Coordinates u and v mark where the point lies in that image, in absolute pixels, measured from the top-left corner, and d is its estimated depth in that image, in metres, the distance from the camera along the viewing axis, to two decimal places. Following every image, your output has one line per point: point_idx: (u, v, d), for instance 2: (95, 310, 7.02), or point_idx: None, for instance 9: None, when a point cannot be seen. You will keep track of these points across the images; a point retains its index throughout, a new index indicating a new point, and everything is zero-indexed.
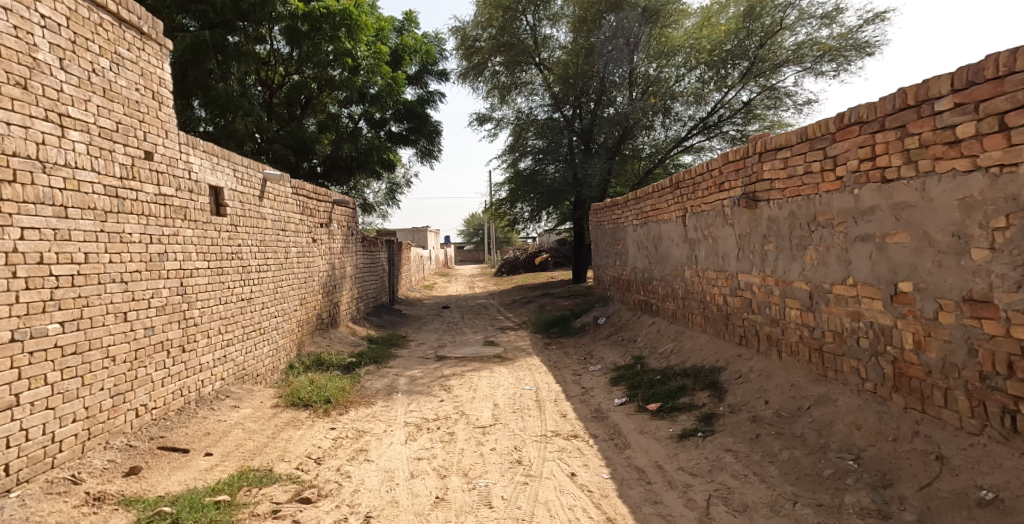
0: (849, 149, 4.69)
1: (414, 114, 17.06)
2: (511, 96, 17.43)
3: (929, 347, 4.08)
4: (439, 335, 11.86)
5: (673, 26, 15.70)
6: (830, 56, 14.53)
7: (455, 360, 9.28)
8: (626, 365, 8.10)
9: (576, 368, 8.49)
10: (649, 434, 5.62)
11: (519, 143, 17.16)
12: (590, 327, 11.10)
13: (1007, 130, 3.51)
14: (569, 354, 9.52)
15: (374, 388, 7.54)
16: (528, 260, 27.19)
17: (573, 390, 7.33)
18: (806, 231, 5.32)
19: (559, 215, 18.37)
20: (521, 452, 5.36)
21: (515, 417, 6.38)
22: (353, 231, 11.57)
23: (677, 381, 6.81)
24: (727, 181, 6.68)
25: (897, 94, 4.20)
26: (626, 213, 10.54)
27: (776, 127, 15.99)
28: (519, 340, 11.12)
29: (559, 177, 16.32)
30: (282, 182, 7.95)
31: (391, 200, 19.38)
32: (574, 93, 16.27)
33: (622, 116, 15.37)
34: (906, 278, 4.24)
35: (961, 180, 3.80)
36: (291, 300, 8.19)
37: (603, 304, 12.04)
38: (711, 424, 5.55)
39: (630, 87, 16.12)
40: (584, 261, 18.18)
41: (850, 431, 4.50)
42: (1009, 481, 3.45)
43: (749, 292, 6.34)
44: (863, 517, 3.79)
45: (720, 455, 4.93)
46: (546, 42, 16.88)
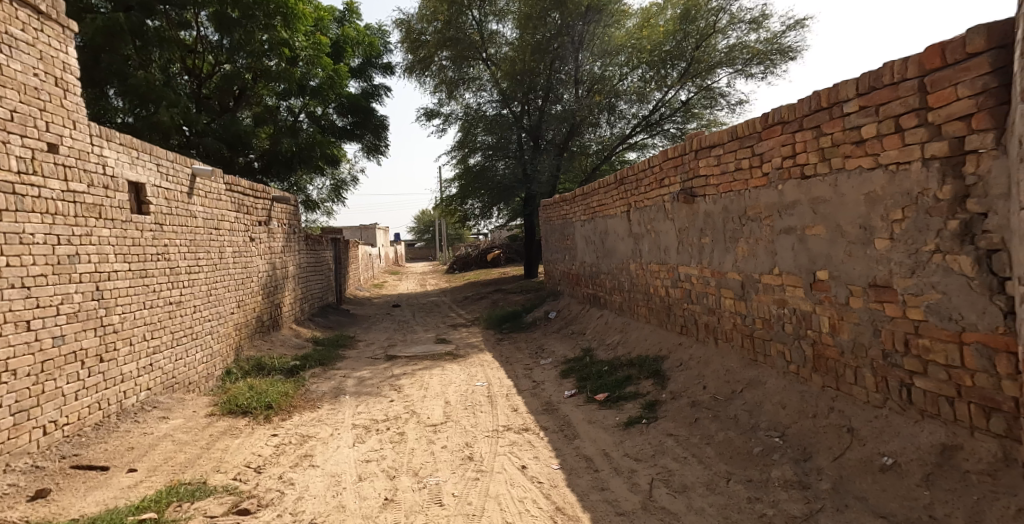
0: (773, 146, 5.06)
1: (358, 108, 17.33)
2: (458, 92, 17.51)
3: (842, 330, 4.45)
4: (389, 334, 11.92)
5: (615, 26, 15.92)
6: (759, 59, 15.33)
7: (406, 359, 9.37)
8: (576, 357, 8.40)
9: (527, 363, 8.73)
10: (597, 423, 5.90)
11: (469, 140, 17.21)
12: (541, 321, 11.37)
13: (901, 131, 3.80)
14: (521, 349, 9.76)
15: (320, 391, 7.58)
16: (480, 257, 27.40)
17: (524, 385, 7.56)
18: (737, 224, 5.70)
19: (510, 211, 18.70)
20: (473, 449, 5.53)
21: (467, 414, 6.55)
22: (296, 229, 11.52)
23: (623, 371, 7.12)
24: (667, 177, 7.03)
25: (812, 96, 4.57)
26: (575, 210, 10.81)
27: (711, 126, 16.75)
28: (471, 336, 11.31)
29: (509, 173, 16.56)
30: (213, 179, 7.88)
31: (337, 197, 19.20)
32: (522, 90, 16.52)
33: (569, 113, 15.73)
34: (823, 267, 4.62)
35: (865, 176, 4.14)
36: (227, 303, 8.13)
37: (554, 298, 12.33)
38: (654, 411, 5.87)
39: (576, 84, 16.26)
40: (535, 257, 18.46)
41: (777, 411, 4.88)
42: (905, 448, 3.80)
43: (688, 283, 6.69)
44: (786, 488, 4.12)
45: (662, 440, 5.24)
46: (493, 38, 17.01)
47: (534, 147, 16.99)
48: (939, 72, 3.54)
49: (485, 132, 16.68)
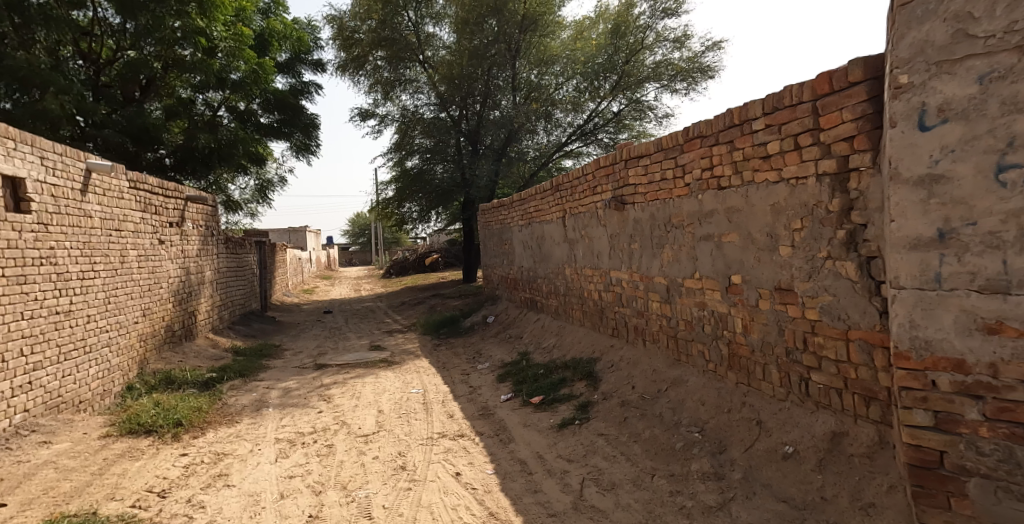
0: (694, 159, 5.41)
1: (286, 105, 17.00)
2: (395, 93, 17.39)
3: (753, 330, 4.82)
4: (319, 342, 11.79)
5: (550, 36, 16.31)
6: (682, 76, 16.28)
7: (337, 368, 9.33)
8: (512, 361, 8.60)
9: (464, 368, 8.87)
10: (532, 426, 6.11)
11: (406, 142, 17.05)
12: (479, 326, 11.54)
13: (800, 148, 4.18)
14: (458, 354, 9.88)
15: (239, 404, 7.44)
16: (418, 262, 27.33)
17: (460, 390, 7.69)
18: (663, 231, 6.03)
19: (449, 215, 19.04)
20: (405, 457, 5.62)
21: (401, 422, 6.63)
22: (213, 231, 11.32)
23: (558, 374, 7.37)
24: (599, 185, 7.33)
25: (727, 113, 4.94)
26: (512, 214, 11.03)
27: (641, 137, 17.45)
28: (407, 342, 11.33)
29: (447, 177, 16.80)
30: (112, 176, 7.56)
31: (262, 198, 18.82)
32: (460, 94, 16.45)
33: (506, 120, 16.00)
34: (737, 271, 4.98)
35: (771, 189, 4.52)
36: (127, 311, 7.71)
37: (492, 303, 12.53)
38: (587, 412, 6.13)
39: (513, 91, 16.61)
40: (473, 261, 18.59)
41: (697, 407, 5.21)
42: (803, 437, 4.17)
43: (619, 287, 7.00)
44: (704, 480, 4.41)
45: (593, 440, 5.49)
46: (430, 41, 17.05)
47: (473, 152, 17.35)
48: (828, 97, 3.91)
49: (422, 135, 16.67)
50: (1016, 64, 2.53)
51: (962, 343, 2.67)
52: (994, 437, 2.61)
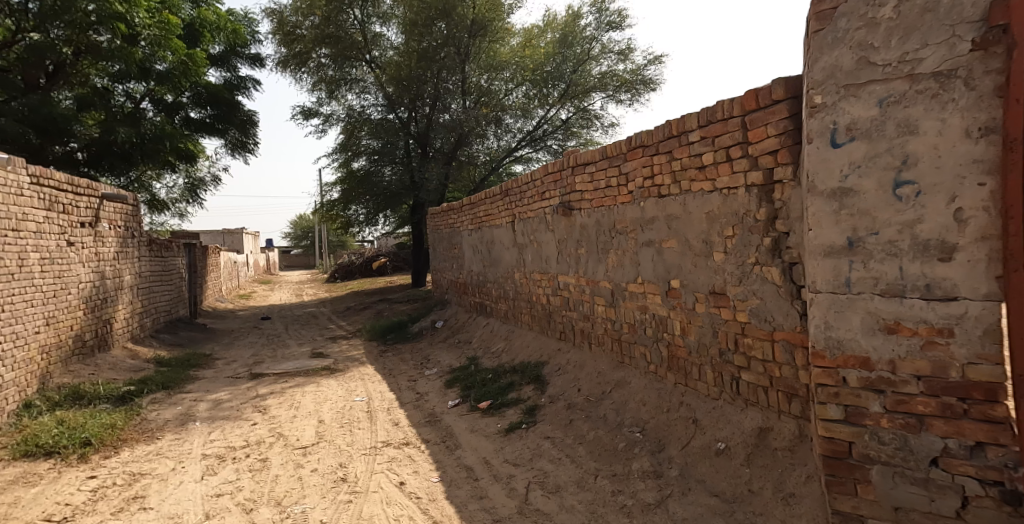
0: (636, 167, 5.62)
1: (220, 101, 16.49)
2: (340, 92, 17.22)
3: (690, 332, 5.05)
4: (255, 350, 11.48)
5: (499, 42, 16.56)
6: (626, 87, 17.05)
7: (275, 377, 9.12)
8: (461, 366, 8.66)
9: (411, 374, 8.87)
10: (479, 432, 6.15)
11: (352, 142, 16.87)
12: (428, 331, 11.56)
13: (731, 160, 4.42)
14: (405, 360, 9.87)
15: (162, 419, 7.04)
16: (365, 266, 27.05)
17: (407, 397, 7.68)
18: (608, 236, 6.22)
19: (398, 218, 19.00)
20: (348, 469, 5.46)
21: (343, 432, 6.49)
22: (133, 231, 10.93)
23: (506, 378, 7.48)
24: (547, 190, 7.49)
25: (666, 125, 5.16)
26: (462, 219, 11.12)
27: (589, 144, 17.76)
28: (352, 349, 11.20)
29: (396, 180, 16.67)
30: (9, 170, 6.93)
31: (191, 197, 18.27)
32: (408, 96, 16.38)
33: (456, 123, 16.00)
34: (675, 276, 5.20)
35: (705, 198, 4.75)
36: (28, 321, 7.03)
37: (441, 308, 12.57)
38: (534, 415, 6.24)
39: (463, 95, 16.63)
40: (423, 266, 18.55)
41: (639, 407, 5.41)
42: (734, 434, 4.41)
43: (567, 291, 7.18)
44: (644, 478, 4.56)
45: (540, 443, 5.59)
46: (377, 41, 16.95)
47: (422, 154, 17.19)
48: (754, 113, 4.15)
49: (370, 136, 16.52)
50: (908, 90, 2.80)
51: (867, 342, 2.92)
52: (893, 428, 2.86)
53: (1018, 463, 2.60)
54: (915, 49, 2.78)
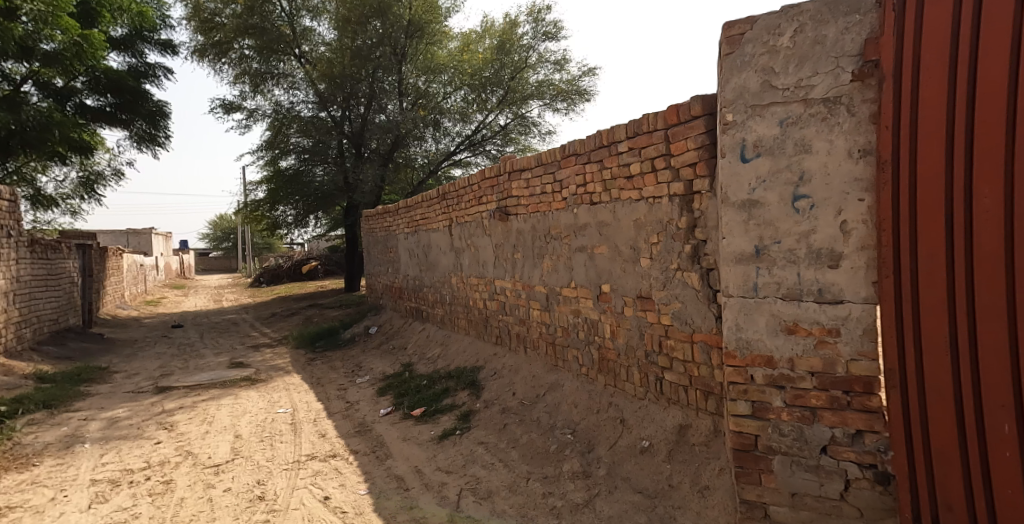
0: (570, 174, 5.79)
1: (125, 89, 15.51)
2: (266, 86, 16.70)
3: (618, 334, 5.25)
4: (162, 362, 10.92)
5: (437, 45, 16.82)
6: (563, 97, 17.44)
7: (185, 389, 8.71)
8: (395, 373, 8.61)
9: (341, 383, 8.72)
10: (412, 440, 6.10)
11: (280, 140, 16.36)
12: (361, 337, 11.44)
13: (656, 171, 4.64)
14: (336, 368, 9.69)
15: (44, 442, 6.49)
16: (294, 269, 26.37)
17: (336, 407, 7.54)
18: (543, 241, 6.38)
19: (330, 220, 18.80)
20: (266, 486, 5.27)
21: (263, 446, 6.26)
22: (12, 231, 10.39)
23: (441, 384, 7.50)
24: (484, 195, 7.60)
25: (597, 134, 5.36)
26: (398, 222, 11.10)
27: (527, 151, 18.07)
28: (277, 358, 10.87)
29: (328, 180, 16.24)
30: None
31: (87, 193, 17.24)
32: (342, 94, 15.92)
33: (393, 125, 15.83)
34: (606, 281, 5.40)
35: (633, 206, 4.97)
36: None
37: (375, 313, 12.49)
38: (468, 421, 6.26)
39: (400, 95, 16.56)
40: (356, 270, 18.32)
41: (570, 410, 5.57)
42: (657, 431, 4.63)
43: (503, 295, 7.30)
44: (574, 479, 4.67)
45: (473, 449, 5.61)
46: (308, 35, 16.78)
47: (356, 155, 16.88)
48: (676, 127, 4.38)
49: (300, 133, 16.09)
50: (803, 113, 3.06)
51: (771, 341, 3.18)
52: (791, 420, 3.13)
53: (888, 446, 2.93)
54: (808, 76, 3.04)
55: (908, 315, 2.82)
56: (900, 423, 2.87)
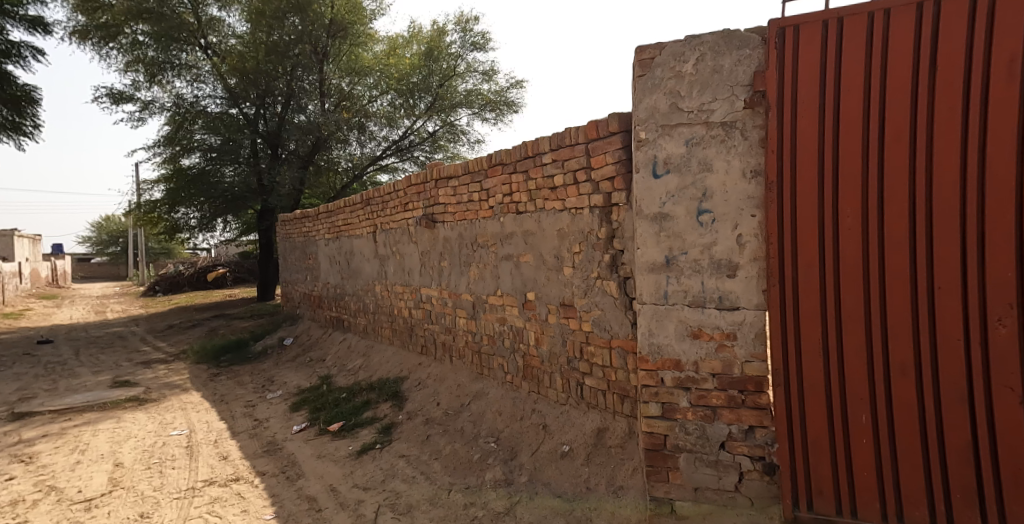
0: (496, 183, 5.90)
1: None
2: (165, 76, 15.76)
3: (543, 342, 5.40)
4: (29, 381, 9.95)
5: (362, 47, 16.40)
6: (491, 107, 17.82)
7: (56, 412, 8.00)
8: (311, 386, 8.40)
9: (249, 399, 8.33)
10: (327, 457, 5.97)
11: (183, 136, 15.43)
12: (275, 348, 11.11)
13: (578, 183, 4.82)
14: (244, 382, 9.28)
15: None
16: (197, 277, 24.50)
17: (243, 426, 7.20)
18: (470, 249, 6.46)
19: (242, 223, 18.22)
20: (153, 518, 4.98)
21: (149, 475, 5.88)
22: None
23: (361, 397, 7.40)
24: (411, 202, 7.60)
25: (523, 146, 5.48)
26: (318, 228, 10.93)
27: (456, 158, 18.16)
28: (173, 374, 10.15)
29: (239, 182, 15.47)
30: None
31: None
32: (256, 90, 15.37)
33: (314, 126, 15.48)
34: (531, 290, 5.55)
35: (556, 216, 5.13)
36: None
37: (291, 323, 12.20)
38: (389, 435, 6.19)
39: (321, 96, 16.16)
40: (270, 278, 17.74)
41: (495, 417, 5.67)
42: (576, 436, 4.81)
43: (429, 304, 7.33)
44: (495, 488, 4.74)
45: (393, 463, 5.57)
46: (215, 25, 16.16)
47: (272, 155, 16.34)
48: (596, 142, 4.57)
49: (207, 131, 15.21)
50: (705, 135, 3.30)
51: (679, 346, 3.40)
52: (695, 419, 3.36)
53: (774, 439, 3.23)
54: (707, 101, 3.29)
55: (789, 319, 3.16)
56: (783, 418, 3.18)
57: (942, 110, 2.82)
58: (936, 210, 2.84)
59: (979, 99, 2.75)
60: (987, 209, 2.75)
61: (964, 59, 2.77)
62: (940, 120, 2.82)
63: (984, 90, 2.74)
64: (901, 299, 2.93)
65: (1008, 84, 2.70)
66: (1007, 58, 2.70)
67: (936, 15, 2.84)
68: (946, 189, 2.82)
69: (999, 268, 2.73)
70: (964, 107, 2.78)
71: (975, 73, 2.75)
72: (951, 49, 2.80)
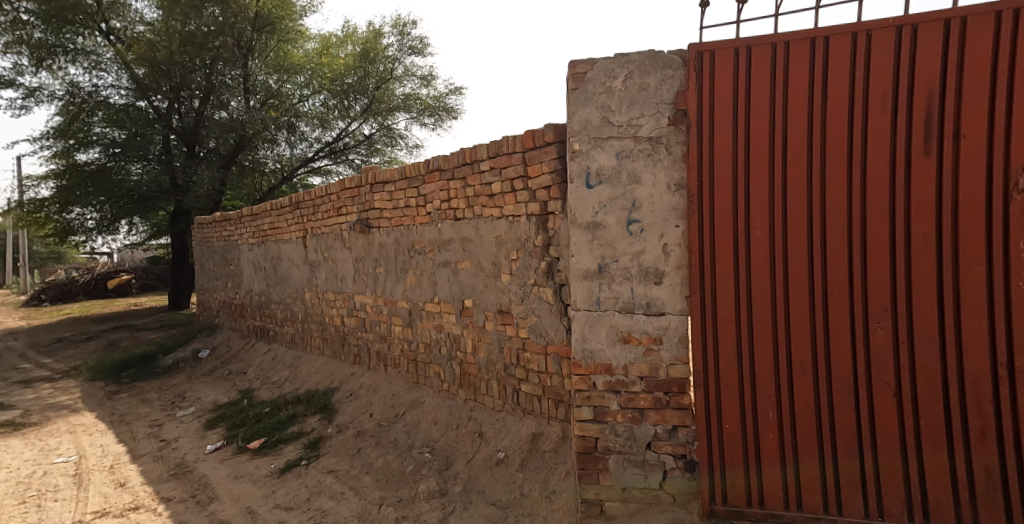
0: (434, 189, 5.91)
1: None
2: (55, 62, 14.27)
3: (479, 349, 5.45)
4: None
5: (292, 44, 16.17)
6: (430, 112, 17.77)
7: None
8: (231, 401, 8.11)
9: (155, 417, 7.89)
10: (246, 477, 5.76)
11: (80, 129, 14.16)
12: (188, 361, 10.64)
13: (515, 190, 4.90)
14: (150, 399, 8.77)
15: None
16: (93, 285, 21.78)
17: (145, 448, 6.77)
18: (407, 255, 6.44)
19: (150, 225, 17.26)
20: None
21: (23, 510, 5.45)
22: None
23: (287, 411, 7.22)
24: (344, 206, 7.49)
25: (460, 152, 5.52)
26: (240, 232, 10.61)
27: (393, 163, 18.06)
28: (68, 390, 9.51)
29: (150, 181, 14.31)
30: None
31: None
32: (168, 83, 14.27)
33: (237, 124, 14.72)
34: (468, 296, 5.59)
35: (494, 223, 5.20)
36: None
37: (208, 334, 11.74)
38: (316, 450, 6.05)
39: (245, 92, 15.49)
40: (184, 286, 16.80)
41: (430, 427, 5.67)
42: (512, 442, 4.88)
43: (363, 311, 7.26)
44: (429, 499, 4.73)
45: (321, 479, 5.45)
46: (119, 10, 14.79)
47: (188, 153, 15.33)
48: (532, 151, 4.67)
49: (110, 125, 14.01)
50: (634, 148, 3.44)
51: (610, 351, 3.52)
52: (624, 421, 3.49)
53: (695, 437, 3.41)
54: (636, 116, 3.43)
55: (709, 323, 3.36)
56: (704, 416, 3.37)
57: (831, 137, 3.16)
58: (827, 225, 3.17)
59: (859, 129, 3.12)
60: (866, 226, 3.12)
61: (848, 92, 3.12)
62: (829, 146, 3.16)
63: (863, 122, 3.11)
64: (801, 305, 3.24)
65: (884, 116, 3.08)
66: (881, 93, 3.08)
67: (824, 52, 3.18)
68: (835, 207, 3.16)
69: (879, 276, 3.10)
70: (849, 135, 3.14)
71: (856, 107, 3.12)
72: (837, 84, 3.15)
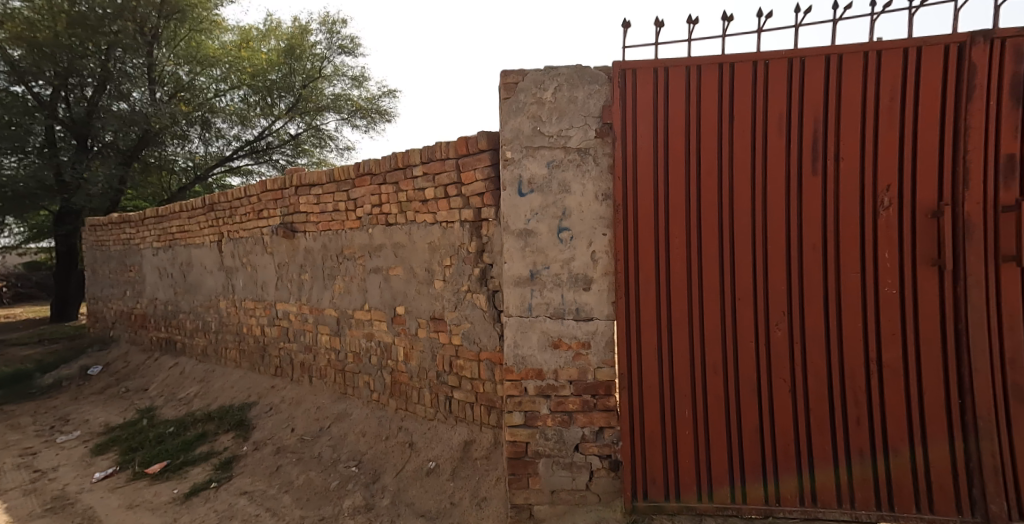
0: (364, 194, 5.84)
1: None
2: None
3: (411, 357, 5.42)
4: None
5: (208, 36, 14.98)
6: (361, 113, 17.54)
7: None
8: (129, 421, 7.70)
9: (37, 442, 7.36)
10: (144, 506, 5.48)
11: None
12: (76, 379, 9.97)
13: (449, 196, 4.92)
14: (33, 421, 8.17)
15: None
16: None
17: (20, 478, 6.27)
18: (335, 261, 6.34)
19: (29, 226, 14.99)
20: None
21: None
22: None
23: (195, 430, 6.93)
24: (266, 208, 7.26)
25: (393, 157, 5.47)
26: (144, 236, 10.06)
27: (321, 164, 17.69)
28: None
29: (27, 177, 11.98)
30: None
31: None
32: (52, 67, 12.30)
33: (139, 117, 13.11)
34: (400, 303, 5.55)
35: (428, 229, 5.20)
36: None
37: (101, 348, 11.05)
38: (228, 471, 5.84)
39: (148, 82, 13.80)
40: (73, 294, 15.02)
41: (358, 439, 5.60)
42: (442, 452, 4.90)
43: (286, 320, 7.08)
44: (354, 515, 4.66)
45: (233, 502, 5.26)
46: None
47: (76, 148, 13.32)
48: (466, 158, 4.71)
49: None
50: (563, 157, 3.54)
51: (541, 356, 3.58)
52: (554, 424, 3.56)
53: (619, 438, 3.51)
54: (564, 127, 3.52)
55: (631, 327, 3.48)
56: (627, 415, 3.48)
57: (735, 156, 3.39)
58: (732, 236, 3.40)
59: (760, 150, 3.37)
60: (765, 238, 3.38)
61: (749, 115, 3.37)
62: (735, 163, 3.39)
63: (763, 143, 3.37)
64: (708, 310, 3.44)
65: (779, 139, 3.35)
66: (778, 117, 3.36)
67: (730, 76, 3.41)
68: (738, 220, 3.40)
69: (776, 283, 3.37)
70: (751, 155, 3.38)
71: (757, 129, 3.37)
72: (742, 107, 3.39)
